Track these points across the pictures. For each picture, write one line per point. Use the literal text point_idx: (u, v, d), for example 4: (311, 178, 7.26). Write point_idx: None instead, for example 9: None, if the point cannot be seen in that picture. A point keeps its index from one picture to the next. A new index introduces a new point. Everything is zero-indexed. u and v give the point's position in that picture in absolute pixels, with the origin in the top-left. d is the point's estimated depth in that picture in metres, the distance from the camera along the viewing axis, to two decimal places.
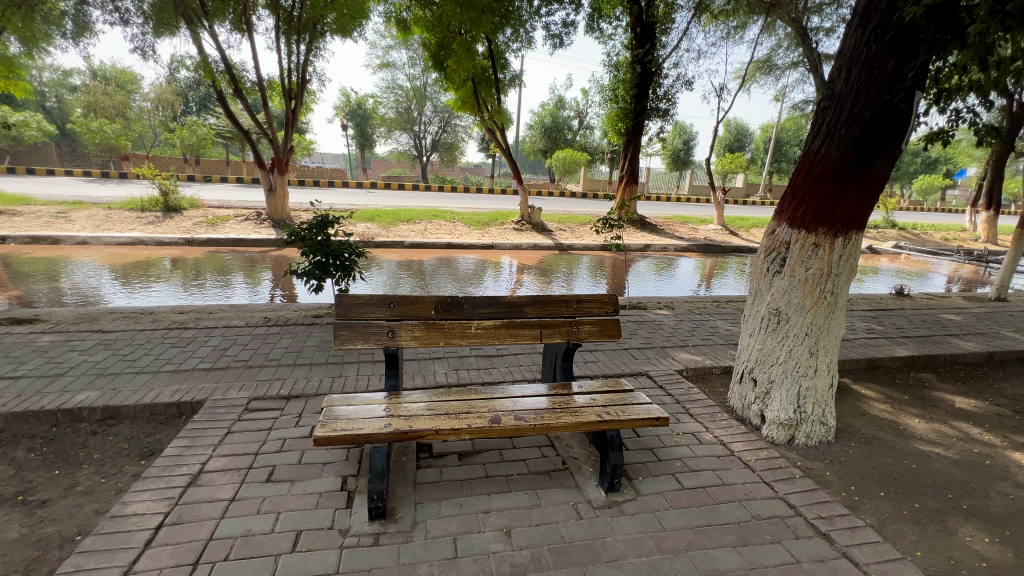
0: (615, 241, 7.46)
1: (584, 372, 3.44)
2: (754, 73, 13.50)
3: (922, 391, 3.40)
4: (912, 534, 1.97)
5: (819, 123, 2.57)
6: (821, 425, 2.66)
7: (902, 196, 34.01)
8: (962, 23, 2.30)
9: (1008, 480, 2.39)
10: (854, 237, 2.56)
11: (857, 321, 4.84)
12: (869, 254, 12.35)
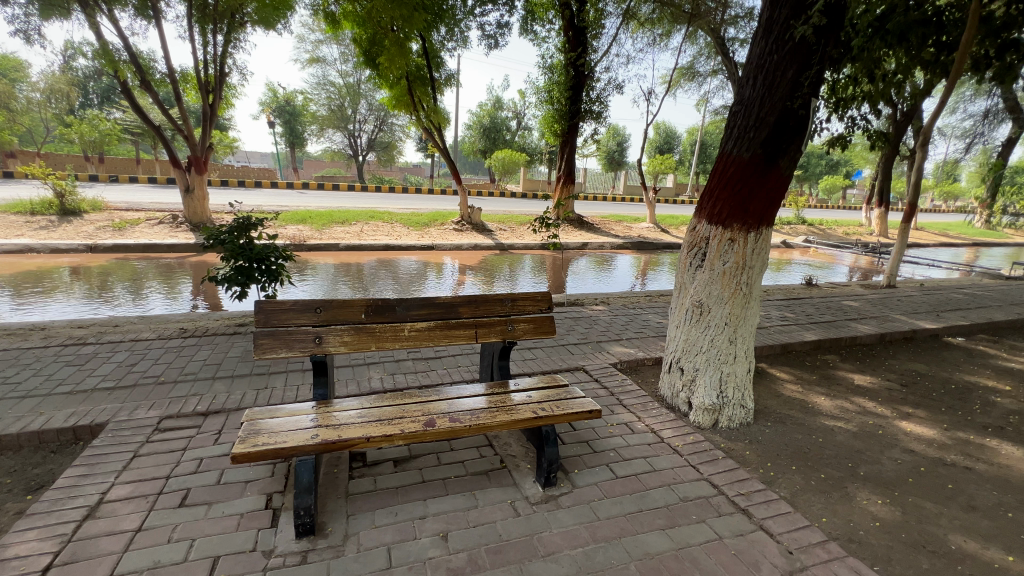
0: (553, 240, 7.60)
1: (522, 369, 3.47)
2: (679, 79, 14.27)
3: (827, 371, 3.74)
4: (819, 503, 2.15)
5: (731, 126, 2.75)
6: (742, 407, 2.84)
7: (810, 195, 37.38)
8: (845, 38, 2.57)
9: (896, 447, 2.68)
10: (764, 232, 2.75)
11: (772, 310, 5.25)
12: (783, 247, 13.43)
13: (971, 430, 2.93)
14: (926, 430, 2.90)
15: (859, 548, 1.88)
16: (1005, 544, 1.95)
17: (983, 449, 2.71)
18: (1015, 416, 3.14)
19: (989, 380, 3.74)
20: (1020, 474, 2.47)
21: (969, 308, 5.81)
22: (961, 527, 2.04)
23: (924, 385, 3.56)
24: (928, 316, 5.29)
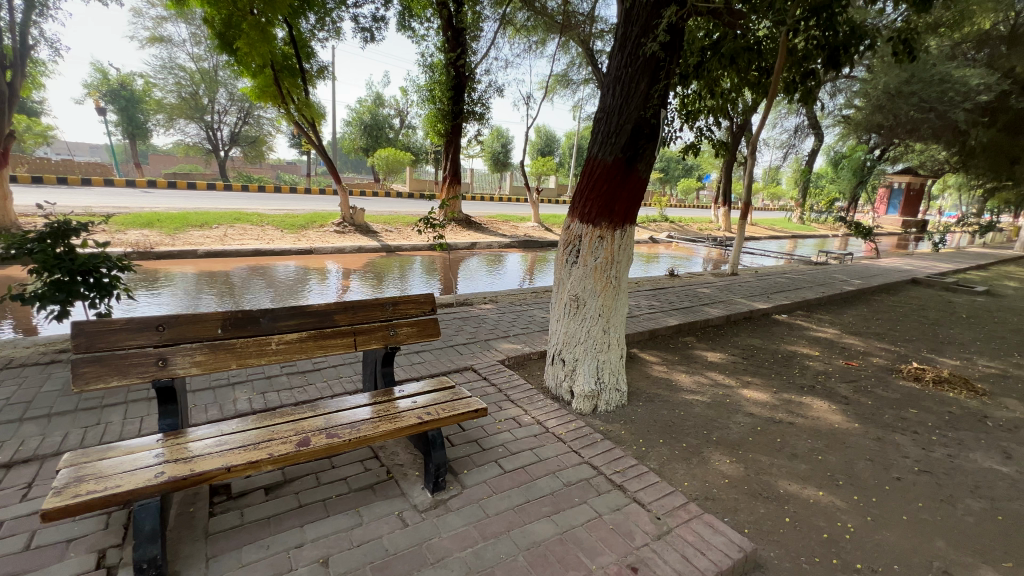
0: (440, 241, 7.53)
1: (409, 374, 3.37)
2: (555, 85, 15.08)
3: (687, 351, 4.24)
4: (681, 469, 2.42)
5: (596, 132, 2.96)
6: (617, 391, 3.09)
7: (671, 196, 42.06)
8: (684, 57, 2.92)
9: (740, 411, 3.13)
10: (628, 229, 3.00)
11: (641, 299, 5.79)
12: (651, 243, 14.90)
13: (793, 390, 3.53)
14: (761, 395, 3.42)
15: (713, 504, 2.16)
16: (817, 482, 2.38)
17: (802, 405, 3.27)
18: (823, 376, 3.85)
19: (805, 347, 4.54)
20: (827, 422, 3.04)
21: (789, 290, 7.00)
22: (787, 473, 2.45)
23: (759, 357, 4.20)
24: (761, 298, 6.26)
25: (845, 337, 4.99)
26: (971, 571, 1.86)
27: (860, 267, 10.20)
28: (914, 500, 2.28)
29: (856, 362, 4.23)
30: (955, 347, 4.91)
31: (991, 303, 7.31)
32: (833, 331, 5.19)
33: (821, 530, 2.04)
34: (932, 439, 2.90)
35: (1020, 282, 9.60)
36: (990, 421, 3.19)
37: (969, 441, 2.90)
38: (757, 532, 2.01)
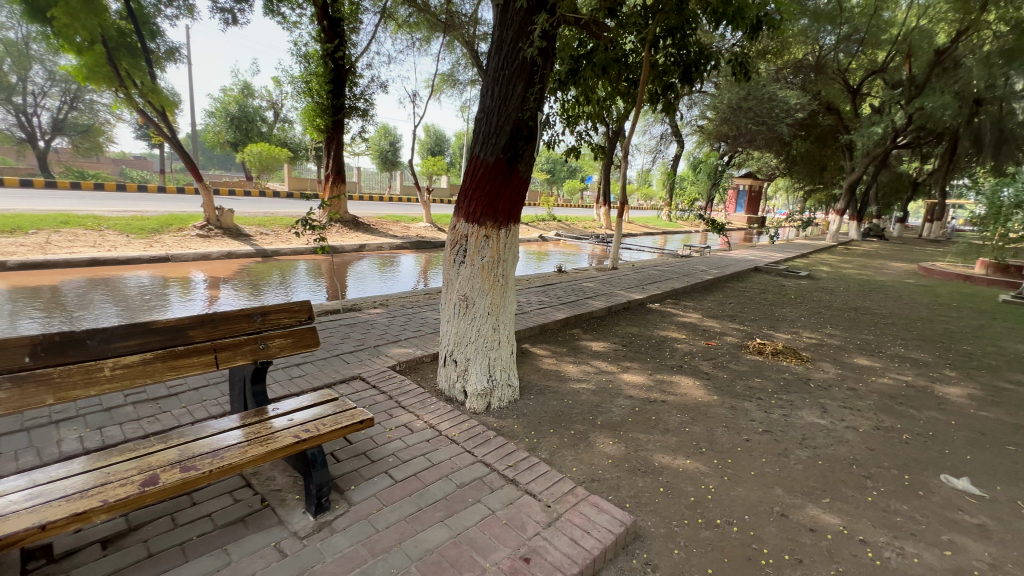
0: (322, 243, 7.02)
1: (289, 389, 3.09)
2: (442, 85, 14.97)
3: (574, 342, 4.47)
4: (570, 455, 2.55)
5: (478, 132, 2.97)
6: (510, 386, 3.15)
7: (559, 196, 44.27)
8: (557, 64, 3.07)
9: (621, 395, 3.38)
10: (513, 228, 3.06)
11: (532, 296, 5.99)
12: (541, 241, 15.51)
13: (664, 371, 3.91)
14: (638, 377, 3.74)
15: (599, 485, 2.30)
16: (685, 451, 2.67)
17: (672, 384, 3.64)
18: (689, 356, 4.33)
19: (674, 331, 5.07)
20: (692, 397, 3.42)
21: (661, 281, 7.77)
22: (661, 446, 2.70)
23: (637, 343, 4.59)
24: (638, 290, 6.85)
25: (706, 320, 5.67)
26: (801, 510, 2.22)
27: (716, 258, 11.67)
28: (759, 457, 2.66)
29: (715, 341, 4.82)
30: (786, 323, 5.85)
31: (811, 285, 8.84)
32: (696, 316, 5.86)
33: (689, 494, 2.28)
34: (772, 402, 3.42)
35: (830, 267, 11.77)
36: (812, 383, 3.85)
37: (798, 401, 3.47)
38: (637, 504, 2.19)
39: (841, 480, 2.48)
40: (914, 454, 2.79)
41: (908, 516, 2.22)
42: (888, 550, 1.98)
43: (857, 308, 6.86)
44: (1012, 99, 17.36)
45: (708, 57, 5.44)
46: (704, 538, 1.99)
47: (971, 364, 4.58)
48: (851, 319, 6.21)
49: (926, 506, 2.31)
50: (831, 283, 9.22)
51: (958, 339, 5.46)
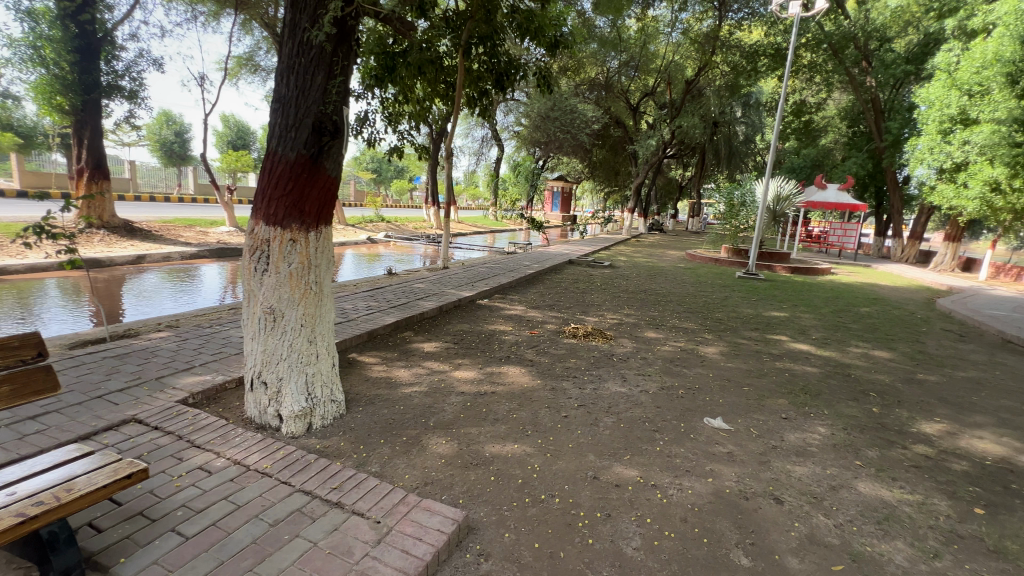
0: (74, 255, 5.48)
1: (20, 452, 2.32)
2: (238, 69, 13.09)
3: (405, 346, 4.36)
4: (402, 463, 2.47)
5: (273, 124, 2.65)
6: (335, 401, 2.91)
7: (386, 197, 43.10)
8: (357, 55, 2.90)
9: (453, 393, 3.41)
10: (324, 230, 2.81)
11: (358, 301, 5.65)
12: (370, 243, 14.80)
13: (494, 363, 4.09)
14: (470, 373, 3.83)
15: (432, 488, 2.28)
16: (513, 437, 2.82)
17: (501, 375, 3.82)
18: (515, 346, 4.61)
19: (501, 325, 5.34)
20: (519, 384, 3.64)
21: (489, 277, 8.13)
22: (491, 436, 2.81)
23: (467, 339, 4.70)
24: (468, 287, 7.03)
25: (529, 311, 6.12)
26: (609, 469, 2.54)
27: (537, 254, 12.71)
28: (575, 429, 2.96)
29: (537, 330, 5.23)
30: (595, 307, 6.67)
31: (612, 273, 10.27)
32: (521, 308, 6.28)
33: (518, 477, 2.41)
34: (585, 379, 3.85)
35: (626, 257, 13.88)
36: (615, 357, 4.46)
37: (605, 375, 3.98)
38: (470, 498, 2.23)
39: (637, 437, 2.92)
40: (687, 405, 3.45)
41: (684, 456, 2.72)
42: (672, 488, 2.40)
43: (646, 290, 8.21)
44: (735, 123, 22.88)
45: (516, 68, 5.91)
46: (531, 515, 2.13)
47: (721, 327, 5.89)
48: (642, 299, 7.40)
49: (695, 445, 2.87)
50: (627, 270, 10.86)
51: (712, 309, 6.97)
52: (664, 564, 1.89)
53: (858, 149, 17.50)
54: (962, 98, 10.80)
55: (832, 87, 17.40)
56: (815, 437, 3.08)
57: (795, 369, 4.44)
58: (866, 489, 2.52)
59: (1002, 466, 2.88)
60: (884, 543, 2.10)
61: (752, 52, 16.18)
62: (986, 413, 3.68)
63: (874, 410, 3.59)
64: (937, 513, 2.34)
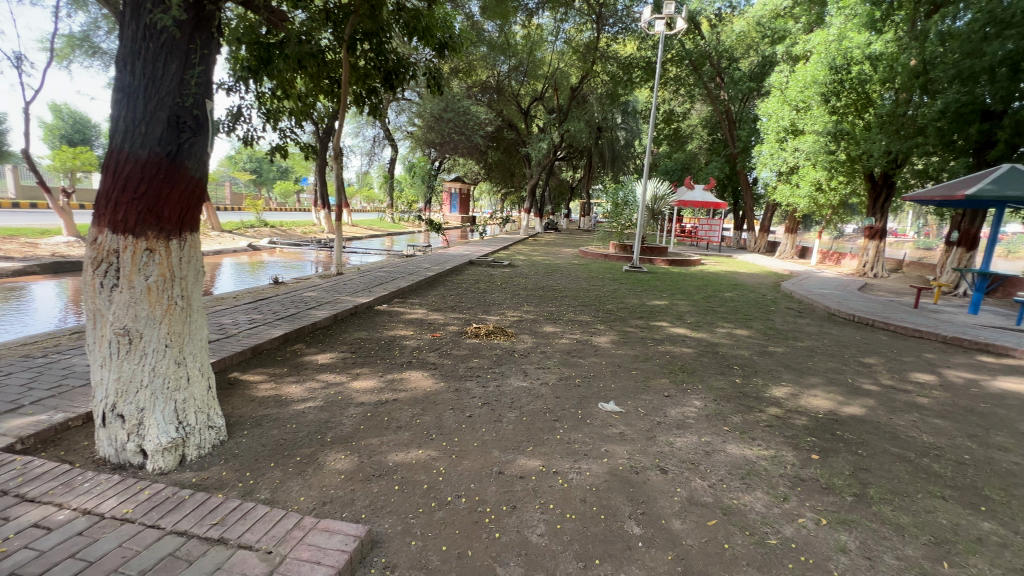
0: None
1: None
2: (70, 50, 11.11)
3: (296, 360, 4.05)
4: (296, 485, 2.30)
5: (117, 117, 2.30)
6: (212, 427, 2.61)
7: (268, 201, 39.78)
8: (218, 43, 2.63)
9: (351, 404, 3.24)
10: (188, 238, 2.51)
11: (239, 314, 5.12)
12: (251, 250, 13.49)
13: (395, 370, 3.97)
14: (369, 382, 3.67)
15: (331, 506, 2.15)
16: (417, 443, 2.77)
17: (402, 381, 3.72)
18: (416, 350, 4.52)
19: (402, 330, 5.20)
20: (421, 389, 3.57)
21: (387, 282, 7.87)
22: (393, 445, 2.72)
23: (365, 347, 4.50)
24: (364, 293, 6.73)
25: (431, 314, 6.04)
26: (513, 463, 2.61)
27: (437, 256, 12.58)
28: (479, 428, 3.00)
29: (439, 332, 5.19)
30: (495, 306, 6.78)
31: (511, 272, 10.53)
32: (422, 311, 6.17)
33: (422, 483, 2.38)
34: (487, 377, 3.90)
35: (524, 256, 14.32)
36: (516, 353, 4.59)
37: (507, 371, 4.07)
38: (373, 511, 2.14)
39: (539, 428, 3.04)
40: (583, 393, 3.66)
41: (581, 441, 2.89)
42: (571, 473, 2.54)
43: (543, 287, 8.55)
44: (616, 129, 24.80)
45: (405, 67, 5.82)
46: (438, 519, 2.11)
47: (611, 318, 6.34)
48: (540, 296, 7.69)
49: (591, 429, 3.06)
50: (525, 268, 11.21)
51: (603, 301, 7.47)
52: (566, 545, 2.00)
53: (717, 153, 19.95)
54: (791, 112, 12.72)
55: (694, 99, 19.60)
56: (692, 410, 3.46)
57: (674, 351, 4.95)
58: (733, 450, 2.90)
59: (830, 417, 3.49)
60: (747, 494, 2.43)
61: (627, 64, 17.67)
62: (818, 375, 4.44)
63: (737, 380, 4.14)
64: (786, 463, 2.77)
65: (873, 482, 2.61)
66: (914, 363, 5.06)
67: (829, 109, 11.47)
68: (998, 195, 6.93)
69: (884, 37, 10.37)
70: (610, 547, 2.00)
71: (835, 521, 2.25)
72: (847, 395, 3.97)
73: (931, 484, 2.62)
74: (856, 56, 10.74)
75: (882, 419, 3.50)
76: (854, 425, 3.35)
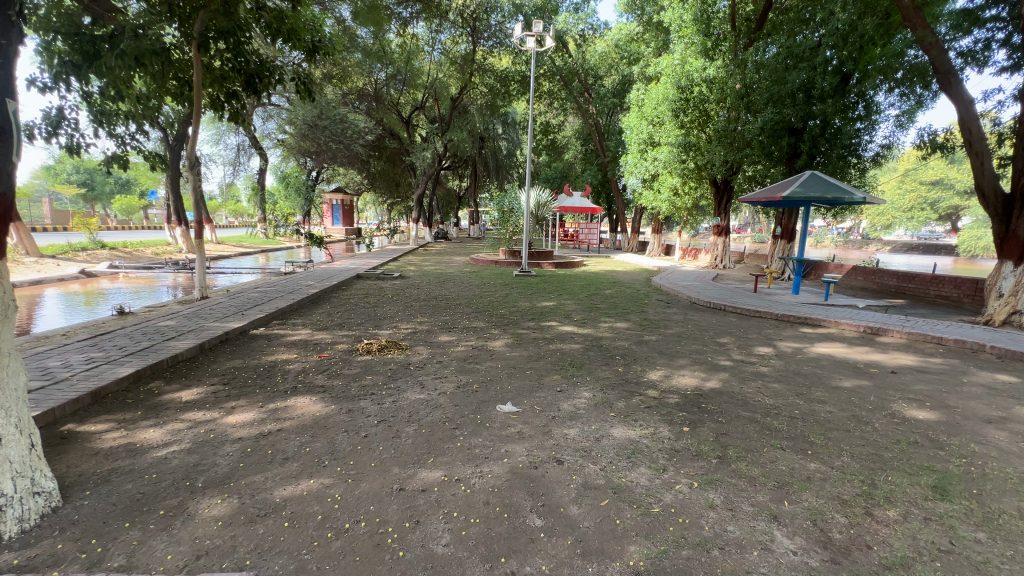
0: None
1: None
2: None
3: (152, 401, 3.50)
4: (162, 543, 2.00)
5: None
6: (39, 493, 2.13)
7: (105, 218, 34.03)
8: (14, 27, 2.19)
9: (226, 441, 2.90)
10: None
11: (71, 354, 4.28)
12: (83, 277, 11.33)
13: (278, 398, 3.63)
14: (247, 414, 3.31)
15: (208, 559, 1.91)
16: (308, 472, 2.57)
17: (287, 409, 3.42)
18: (302, 373, 4.21)
19: (283, 353, 4.79)
20: (309, 415, 3.32)
21: (263, 303, 7.18)
22: (280, 479, 2.50)
23: (241, 377, 4.06)
24: (236, 317, 6.05)
25: (316, 334, 5.65)
26: (414, 477, 2.56)
27: (320, 272, 11.77)
28: (377, 447, 2.88)
29: (327, 352, 4.88)
30: (387, 320, 6.56)
31: (402, 284, 10.27)
32: (305, 332, 5.73)
33: (317, 514, 2.21)
34: (383, 394, 3.76)
35: (415, 266, 14.07)
36: (412, 366, 4.49)
37: (403, 386, 3.96)
38: (260, 555, 1.95)
39: (439, 438, 3.02)
40: (481, 398, 3.71)
41: (482, 445, 2.93)
42: (473, 478, 2.56)
43: (436, 296, 8.49)
44: (498, 139, 25.59)
45: (269, 71, 5.38)
46: (336, 549, 1.99)
47: (505, 322, 6.51)
48: (433, 306, 7.59)
49: (490, 433, 3.12)
50: (417, 279, 11.00)
51: (496, 307, 7.61)
52: (472, 550, 2.01)
53: (590, 162, 21.60)
54: (649, 127, 14.24)
55: (567, 111, 21.05)
56: (582, 402, 3.70)
57: (564, 348, 5.24)
58: (620, 433, 3.16)
59: (696, 392, 3.98)
60: (633, 472, 2.67)
61: (503, 77, 18.46)
62: (685, 357, 5.04)
63: (620, 369, 4.53)
64: (663, 438, 3.10)
65: (731, 444, 3.04)
66: (756, 338, 5.99)
67: (678, 123, 13.08)
68: (805, 195, 8.51)
69: (715, 63, 12.10)
70: (513, 543, 2.06)
71: (703, 482, 2.58)
72: (708, 371, 4.56)
73: (773, 438, 3.13)
74: (696, 79, 12.40)
75: (735, 389, 4.09)
76: (715, 398, 3.87)
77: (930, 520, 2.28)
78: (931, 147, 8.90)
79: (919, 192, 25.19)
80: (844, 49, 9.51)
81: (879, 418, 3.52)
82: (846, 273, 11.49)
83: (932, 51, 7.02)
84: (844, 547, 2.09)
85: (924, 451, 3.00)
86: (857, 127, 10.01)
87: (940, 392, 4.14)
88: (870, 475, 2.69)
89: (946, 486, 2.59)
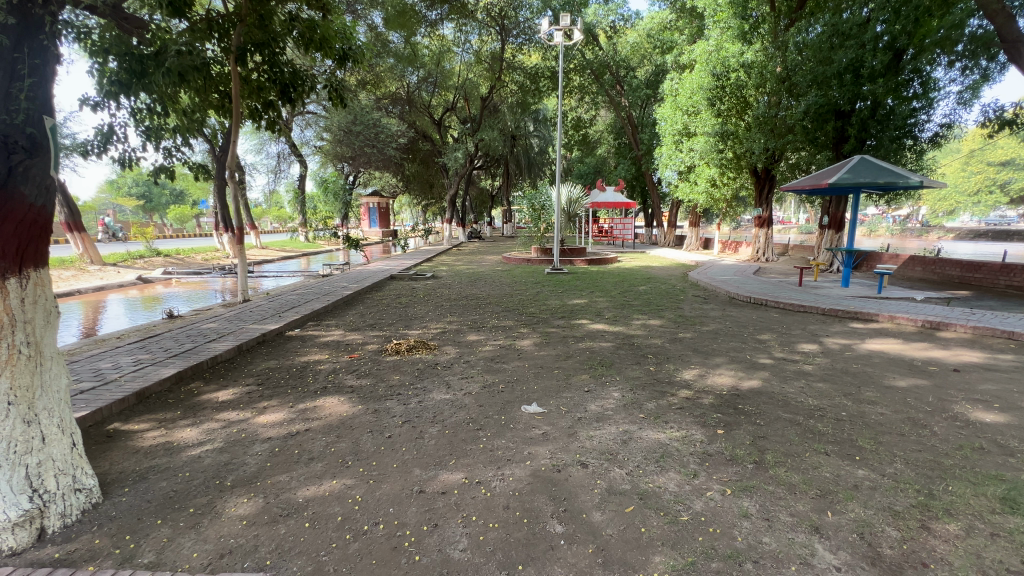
0: None
1: None
2: None
3: (191, 401, 3.64)
4: (188, 541, 2.06)
5: None
6: (79, 490, 2.23)
7: (162, 227, 36.42)
8: (47, 48, 2.30)
9: (256, 441, 2.97)
10: (35, 274, 2.18)
11: (122, 356, 4.53)
12: (142, 283, 12.13)
13: (308, 398, 3.71)
14: (277, 414, 3.40)
15: (230, 558, 1.95)
16: (331, 473, 2.59)
17: (315, 410, 3.48)
18: (332, 373, 4.30)
19: (316, 354, 4.90)
20: (336, 415, 3.37)
21: (300, 305, 7.42)
22: (304, 479, 2.53)
23: (274, 377, 4.17)
24: (273, 319, 6.25)
25: (347, 335, 5.76)
26: (435, 479, 2.55)
27: (356, 273, 12.09)
28: (399, 448, 2.88)
29: (357, 353, 4.96)
30: (417, 320, 6.63)
31: (435, 284, 10.36)
32: (338, 332, 5.86)
33: (337, 515, 2.23)
34: (409, 394, 3.77)
35: (447, 266, 14.25)
36: (439, 365, 4.50)
37: (429, 386, 3.96)
38: (280, 555, 1.97)
39: (462, 439, 2.99)
40: (506, 398, 3.67)
41: (504, 448, 2.87)
42: (495, 481, 2.51)
43: (467, 296, 8.51)
44: (528, 137, 25.55)
45: (302, 79, 5.44)
46: (353, 551, 1.99)
47: (535, 321, 6.42)
48: (463, 306, 7.61)
49: (514, 434, 3.06)
50: (449, 279, 11.12)
51: (527, 305, 7.55)
52: (489, 556, 1.96)
53: (624, 156, 21.18)
54: (684, 116, 13.83)
55: (599, 106, 20.69)
56: (610, 402, 3.58)
57: (594, 347, 5.11)
58: (648, 436, 3.03)
59: (732, 392, 3.78)
60: (660, 477, 2.55)
61: (533, 74, 18.45)
62: (721, 355, 4.82)
63: (651, 368, 4.37)
64: (695, 441, 2.95)
65: (769, 448, 2.85)
66: (801, 335, 5.65)
67: (715, 112, 12.62)
68: (854, 181, 7.95)
69: (753, 47, 11.50)
70: (532, 551, 1.99)
71: (738, 489, 2.43)
72: (747, 370, 4.33)
73: (816, 442, 2.92)
74: (733, 64, 11.88)
75: (776, 389, 3.85)
76: (754, 398, 3.65)
77: (998, 537, 2.05)
78: (998, 125, 8.14)
79: (987, 173, 23.16)
80: (896, 23, 8.85)
81: (939, 422, 3.21)
82: (903, 264, 10.72)
83: (997, 19, 6.40)
84: (895, 564, 1.90)
85: (990, 459, 2.71)
86: (913, 106, 9.18)
87: (1011, 392, 3.75)
88: (927, 484, 2.46)
89: (1017, 498, 2.32)
